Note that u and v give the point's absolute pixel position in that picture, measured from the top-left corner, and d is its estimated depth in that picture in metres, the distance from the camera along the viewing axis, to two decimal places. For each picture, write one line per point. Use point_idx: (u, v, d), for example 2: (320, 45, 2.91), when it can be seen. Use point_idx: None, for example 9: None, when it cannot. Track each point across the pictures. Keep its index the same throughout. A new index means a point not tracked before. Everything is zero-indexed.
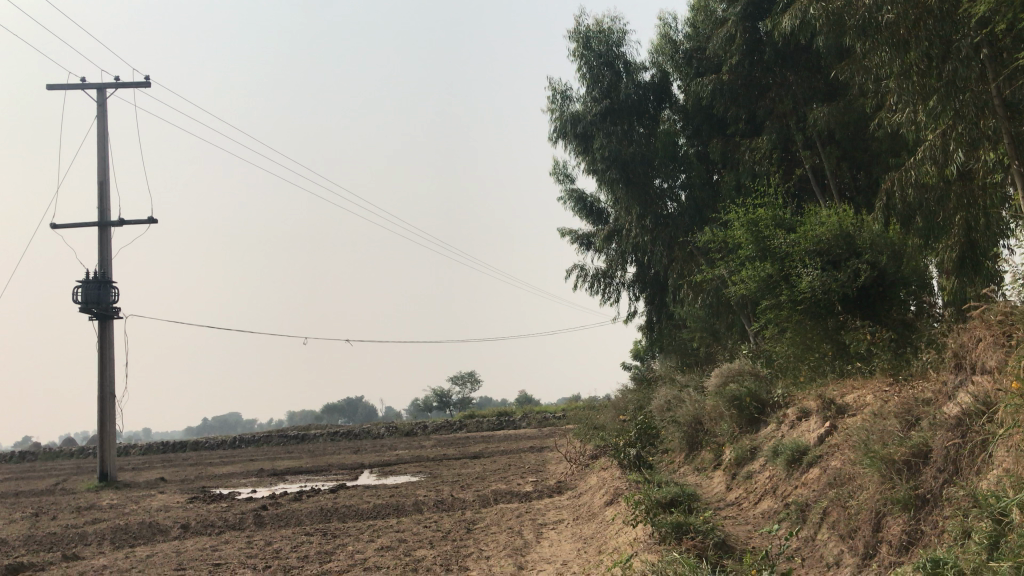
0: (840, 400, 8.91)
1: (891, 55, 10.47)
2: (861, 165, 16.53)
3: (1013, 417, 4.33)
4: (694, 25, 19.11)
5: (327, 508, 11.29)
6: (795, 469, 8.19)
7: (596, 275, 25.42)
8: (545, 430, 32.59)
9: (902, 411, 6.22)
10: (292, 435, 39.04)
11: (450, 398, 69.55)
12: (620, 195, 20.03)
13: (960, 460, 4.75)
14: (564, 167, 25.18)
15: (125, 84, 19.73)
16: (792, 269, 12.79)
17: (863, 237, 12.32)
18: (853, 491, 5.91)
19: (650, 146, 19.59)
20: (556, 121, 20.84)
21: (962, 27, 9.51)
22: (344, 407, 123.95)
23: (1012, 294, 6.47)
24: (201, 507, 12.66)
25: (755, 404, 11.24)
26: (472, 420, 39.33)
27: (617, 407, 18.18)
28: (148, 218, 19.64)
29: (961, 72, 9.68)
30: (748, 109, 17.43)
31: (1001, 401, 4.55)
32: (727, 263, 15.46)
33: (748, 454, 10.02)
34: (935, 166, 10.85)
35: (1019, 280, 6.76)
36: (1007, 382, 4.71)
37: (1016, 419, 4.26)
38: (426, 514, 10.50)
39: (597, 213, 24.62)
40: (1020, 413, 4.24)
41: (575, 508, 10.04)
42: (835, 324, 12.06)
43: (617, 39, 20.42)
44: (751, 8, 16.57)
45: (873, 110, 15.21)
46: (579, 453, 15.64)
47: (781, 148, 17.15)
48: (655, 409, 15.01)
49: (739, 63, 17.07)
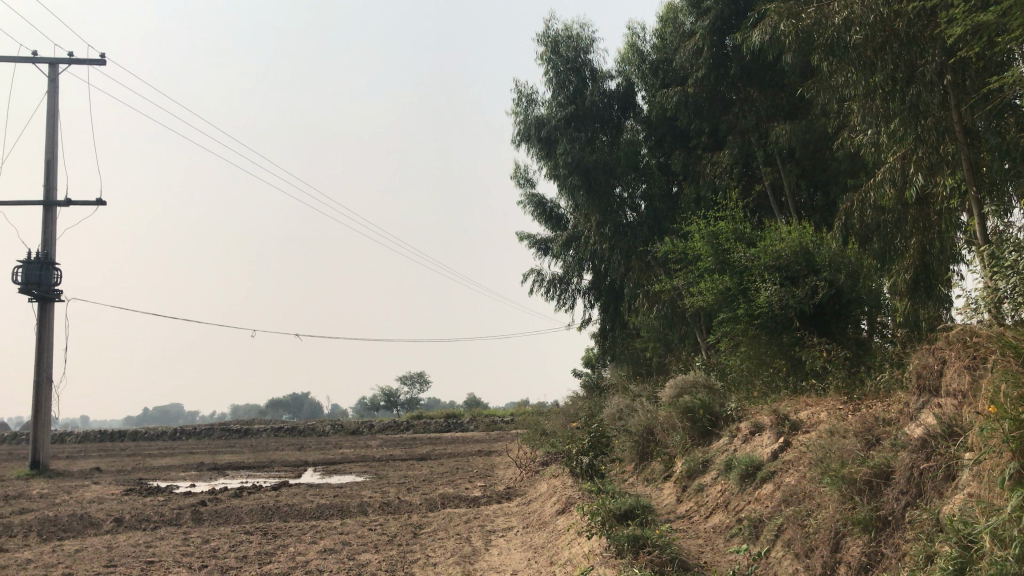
0: (794, 416, 8.88)
1: (857, 76, 10.52)
2: (820, 184, 16.71)
3: (984, 441, 4.27)
4: (662, 36, 19.15)
5: (268, 506, 10.93)
6: (747, 484, 8.11)
7: (552, 281, 25.32)
8: (492, 434, 32.42)
9: (862, 430, 6.16)
10: (234, 429, 38.25)
11: (398, 397, 68.97)
12: (580, 202, 19.82)
13: (924, 483, 4.68)
14: (525, 171, 25.05)
15: (79, 60, 19.08)
16: (750, 284, 12.79)
17: (822, 254, 12.37)
18: (810, 509, 5.82)
19: (612, 154, 19.53)
20: (520, 124, 20.65)
21: (928, 52, 9.56)
22: (290, 404, 122.28)
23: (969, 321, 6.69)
24: (136, 500, 12.20)
25: (709, 416, 11.20)
26: (419, 420, 38.95)
27: (568, 414, 18.06)
28: (95, 200, 18.98)
29: (923, 96, 9.73)
30: (711, 123, 17.48)
31: (971, 426, 4.49)
32: (685, 275, 15.44)
33: (701, 467, 9.94)
34: (894, 189, 10.93)
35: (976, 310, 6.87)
36: (977, 407, 4.64)
37: (986, 444, 4.20)
38: (371, 516, 10.23)
39: (556, 219, 24.53)
40: (991, 438, 4.17)
41: (524, 515, 9.88)
42: (790, 340, 12.10)
43: (585, 46, 20.36)
44: (719, 23, 16.60)
45: (835, 130, 15.34)
46: (529, 459, 15.49)
47: (742, 163, 17.25)
48: (607, 418, 14.89)
49: (705, 77, 17.07)
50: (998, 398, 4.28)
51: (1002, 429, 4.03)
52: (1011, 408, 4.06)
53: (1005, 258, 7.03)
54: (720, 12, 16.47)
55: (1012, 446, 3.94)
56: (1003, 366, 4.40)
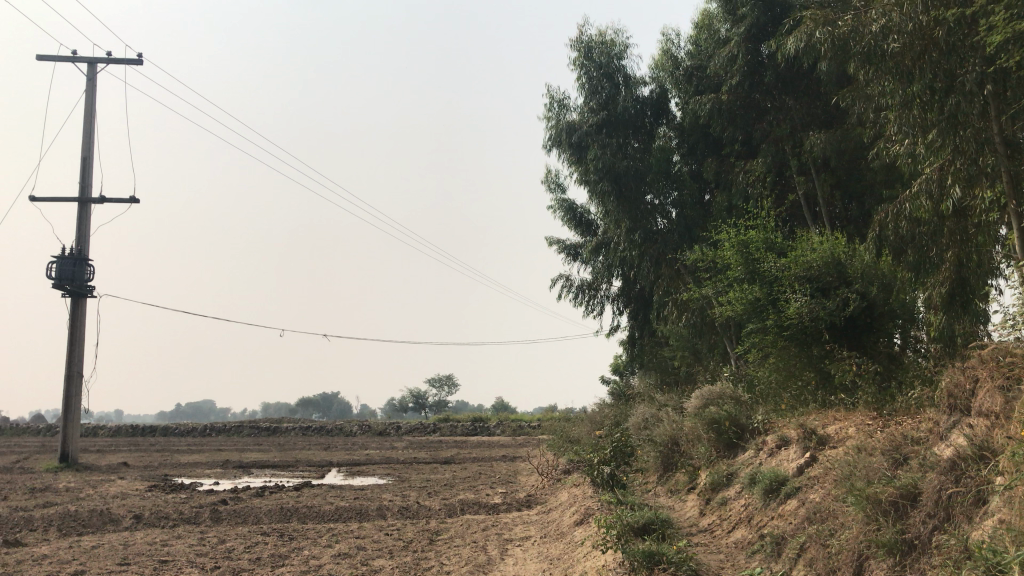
0: (821, 431, 8.67)
1: (894, 86, 10.30)
2: (854, 195, 16.42)
3: (1018, 465, 4.09)
4: (697, 43, 18.97)
5: (288, 507, 10.92)
6: (771, 500, 7.93)
7: (581, 286, 25.17)
8: (518, 439, 32.33)
9: (890, 448, 5.97)
10: (263, 427, 38.51)
11: (426, 399, 69.07)
12: (610, 208, 19.60)
13: (952, 506, 4.50)
14: (556, 176, 24.93)
15: (116, 60, 19.33)
16: (780, 294, 12.56)
17: (854, 266, 12.12)
18: (833, 528, 5.65)
19: (644, 160, 19.34)
20: (551, 129, 20.51)
21: (968, 61, 9.32)
22: (319, 403, 123.17)
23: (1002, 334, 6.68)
24: (159, 497, 12.27)
25: (734, 428, 10.99)
26: (446, 423, 38.94)
27: (593, 421, 17.91)
28: (129, 197, 19.18)
29: (962, 107, 9.48)
30: (745, 131, 17.26)
31: (1006, 449, 4.30)
32: (714, 284, 15.22)
33: (724, 479, 9.75)
34: (930, 201, 10.66)
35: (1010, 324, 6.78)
36: (1011, 431, 4.45)
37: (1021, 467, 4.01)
38: (390, 521, 10.18)
39: (586, 224, 24.39)
40: None
41: (543, 525, 9.75)
42: (820, 353, 11.87)
43: (619, 52, 20.19)
44: (754, 30, 16.37)
45: (871, 141, 15.07)
46: (551, 466, 15.37)
47: (775, 172, 17.01)
48: (632, 427, 14.71)
49: (739, 84, 16.86)
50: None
51: None
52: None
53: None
54: (756, 19, 16.25)
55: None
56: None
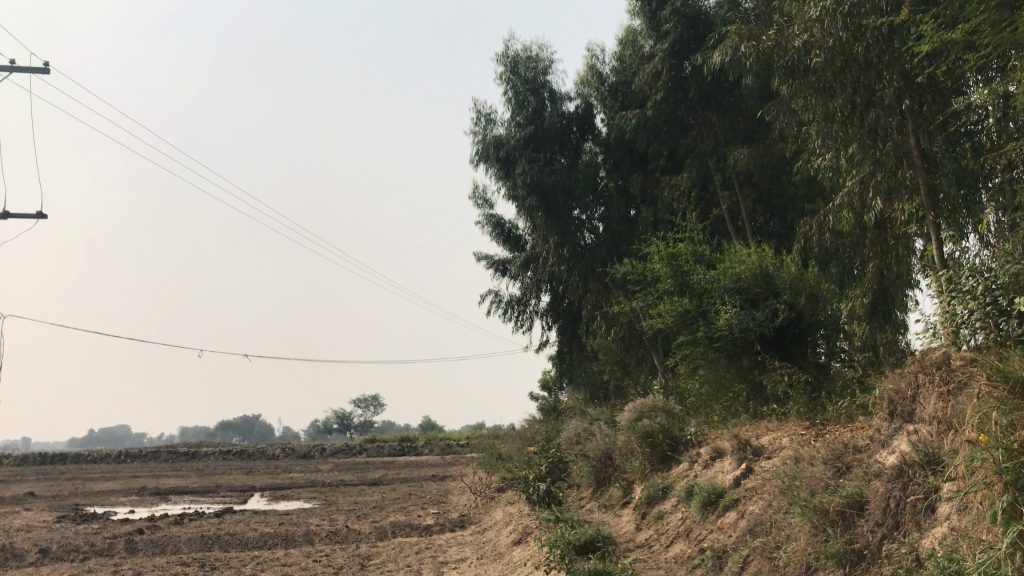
0: (755, 441, 8.64)
1: (816, 100, 10.45)
2: (776, 210, 16.73)
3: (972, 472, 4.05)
4: (621, 59, 19.11)
5: (208, 534, 10.36)
6: (709, 513, 7.82)
7: (510, 302, 24.99)
8: (447, 458, 31.90)
9: (831, 457, 5.91)
10: (182, 452, 37.12)
11: (351, 420, 67.84)
12: (538, 223, 19.48)
13: (902, 514, 4.44)
14: (483, 192, 24.77)
15: (20, 68, 18.35)
16: (709, 306, 12.59)
17: (782, 277, 12.22)
18: (779, 541, 5.54)
19: (571, 175, 19.28)
20: (478, 144, 20.19)
21: (886, 76, 9.51)
22: (241, 426, 119.96)
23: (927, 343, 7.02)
24: (67, 529, 11.52)
25: (668, 441, 10.92)
26: (373, 444, 38.21)
27: (525, 437, 17.68)
28: (36, 213, 18.21)
29: (883, 120, 9.64)
30: (670, 146, 17.45)
31: (958, 456, 4.25)
32: (643, 296, 15.21)
33: (660, 493, 9.63)
34: (853, 213, 10.79)
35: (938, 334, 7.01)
36: (960, 440, 4.41)
37: (975, 473, 3.95)
38: (318, 546, 9.75)
39: (514, 240, 24.29)
40: (978, 469, 3.93)
41: (478, 545, 9.47)
42: (750, 364, 11.95)
43: (544, 68, 20.06)
44: (678, 46, 16.53)
45: (793, 155, 15.39)
46: (484, 484, 15.10)
47: (699, 187, 17.20)
48: (564, 442, 14.54)
49: (664, 100, 16.96)
50: (987, 428, 4.04)
51: (993, 459, 3.79)
52: (1002, 436, 3.84)
53: (962, 283, 7.15)
54: (679, 36, 16.41)
55: (1003, 477, 3.70)
56: (989, 393, 4.19)
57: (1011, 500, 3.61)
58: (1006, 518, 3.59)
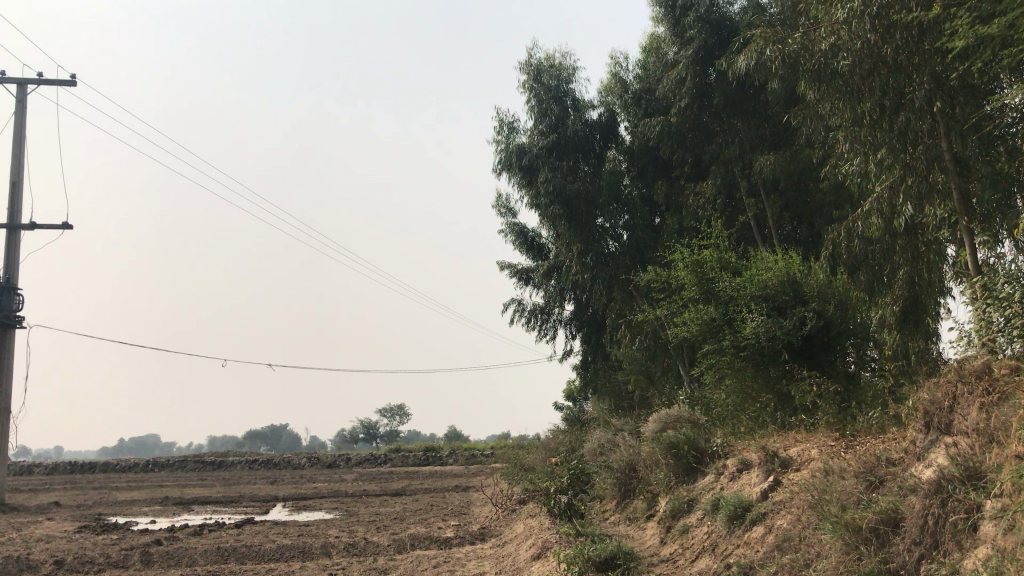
0: (783, 453, 8.37)
1: (843, 105, 10.18)
2: (803, 217, 16.41)
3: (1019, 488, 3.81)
4: (645, 67, 18.92)
5: (225, 546, 10.24)
6: (736, 527, 7.56)
7: (534, 311, 24.79)
8: (472, 468, 31.70)
9: (864, 470, 5.63)
10: (208, 461, 37.25)
11: (377, 429, 67.90)
12: (561, 231, 19.20)
13: (941, 532, 4.19)
14: (506, 200, 24.63)
15: (48, 80, 18.50)
16: (735, 314, 12.30)
17: (810, 285, 11.91)
18: (810, 558, 5.29)
19: (594, 183, 19.04)
20: (500, 152, 19.97)
21: (916, 78, 9.22)
22: (268, 436, 120.72)
23: (960, 352, 6.80)
24: (87, 539, 11.46)
25: (693, 452, 10.67)
26: (398, 454, 38.11)
27: (548, 448, 17.43)
28: (62, 223, 18.31)
29: (913, 123, 9.34)
30: (694, 153, 17.20)
31: (1006, 471, 4.00)
32: (667, 305, 14.93)
33: (685, 506, 9.36)
34: (882, 219, 10.53)
35: (974, 344, 6.77)
36: (1007, 454, 4.15)
37: None
38: (335, 559, 9.59)
39: (537, 248, 24.12)
40: None
41: (498, 559, 9.27)
42: (777, 373, 11.69)
43: (567, 76, 19.85)
44: (702, 52, 16.30)
45: (820, 161, 15.09)
46: (505, 496, 14.89)
47: (724, 194, 16.95)
48: (587, 453, 14.28)
49: (688, 107, 16.73)
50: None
51: None
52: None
53: (997, 290, 6.87)
54: (704, 42, 16.18)
55: None
56: None
57: None
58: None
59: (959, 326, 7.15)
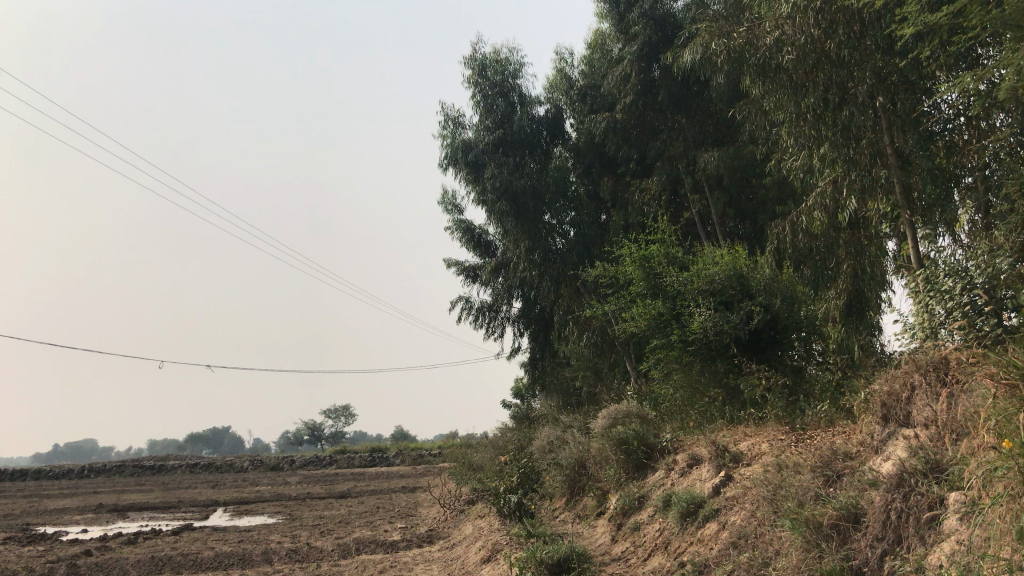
0: (734, 448, 8.27)
1: (787, 99, 10.01)
2: (746, 213, 16.46)
3: (987, 481, 3.69)
4: (591, 63, 18.83)
5: (160, 556, 9.79)
6: (688, 524, 7.42)
7: (481, 308, 24.54)
8: (419, 468, 31.35)
9: (820, 464, 5.52)
10: (147, 466, 36.20)
11: (322, 430, 66.95)
12: (508, 228, 18.95)
13: (904, 527, 4.10)
14: (453, 197, 24.32)
15: None
16: (683, 309, 12.22)
17: (756, 279, 11.87)
18: (768, 556, 5.16)
19: (541, 180, 18.86)
20: (445, 148, 19.58)
21: (858, 74, 9.16)
22: (210, 439, 118.39)
23: (904, 347, 6.73)
24: (12, 552, 10.87)
25: (643, 448, 10.54)
26: (345, 455, 37.48)
27: (496, 446, 17.21)
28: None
29: (856, 118, 9.27)
30: (639, 149, 17.14)
31: (973, 462, 3.90)
32: (615, 300, 14.80)
33: (635, 503, 9.23)
34: (825, 213, 10.49)
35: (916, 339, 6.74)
36: (973, 443, 4.05)
37: (993, 483, 3.62)
38: (276, 566, 9.23)
39: (485, 245, 23.86)
40: (1001, 477, 3.57)
41: (445, 562, 9.03)
42: (725, 367, 11.64)
43: (513, 71, 19.57)
44: (647, 48, 16.23)
45: (763, 157, 15.15)
46: (453, 496, 14.61)
47: (669, 190, 16.95)
48: (537, 450, 14.12)
49: (633, 103, 16.66)
50: (1009, 432, 3.65)
51: (1019, 468, 3.45)
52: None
53: (939, 283, 6.82)
54: (648, 38, 16.10)
55: None
56: (1010, 393, 3.83)
57: None
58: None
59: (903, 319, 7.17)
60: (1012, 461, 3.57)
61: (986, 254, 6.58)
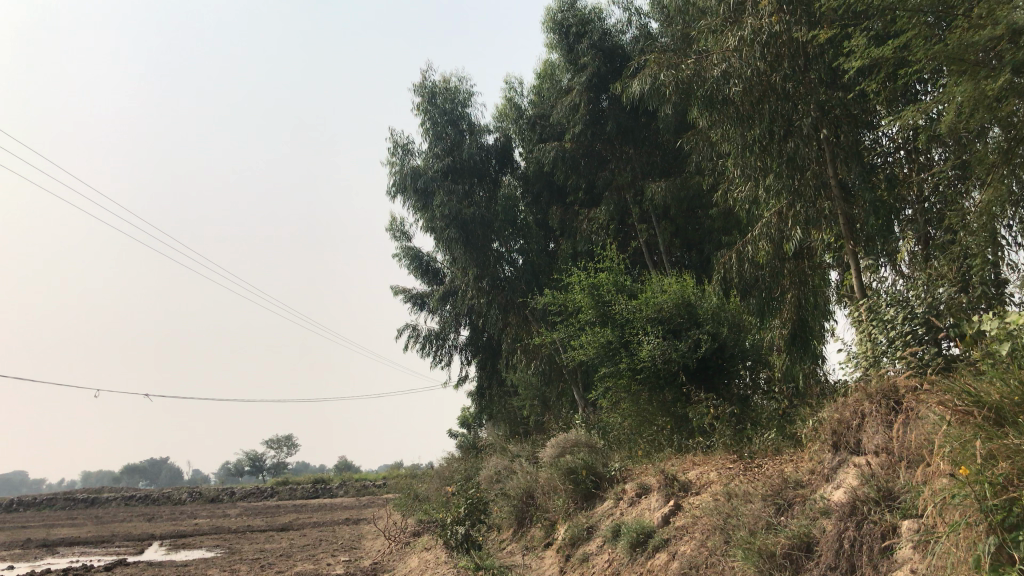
0: (682, 476, 8.23)
1: (733, 130, 9.90)
2: (692, 244, 16.65)
3: (941, 509, 3.69)
4: (540, 93, 18.95)
5: None
6: (638, 554, 7.32)
7: (428, 336, 24.32)
8: (364, 500, 30.83)
9: (771, 493, 5.48)
10: (80, 498, 34.91)
11: (264, 461, 65.48)
12: (456, 256, 18.77)
13: (858, 555, 4.09)
14: (401, 224, 24.16)
15: None
16: (632, 337, 12.19)
17: (704, 307, 11.97)
18: None
19: (490, 209, 18.82)
20: (394, 175, 19.36)
21: (802, 107, 9.26)
22: (146, 470, 114.93)
23: (847, 376, 6.76)
24: None
25: (592, 478, 10.46)
26: (287, 486, 36.66)
27: (442, 476, 16.95)
28: None
29: (801, 150, 9.34)
30: (588, 179, 17.28)
31: (925, 489, 3.91)
32: (563, 327, 14.77)
33: (584, 533, 9.11)
34: (771, 243, 10.58)
35: (858, 367, 6.85)
36: (926, 469, 4.06)
37: (947, 511, 3.63)
38: None
39: (433, 273, 23.71)
40: (956, 506, 3.57)
41: None
42: (673, 397, 11.64)
43: (463, 100, 19.53)
44: (595, 79, 16.37)
45: (709, 188, 15.34)
46: (398, 528, 14.30)
47: (617, 220, 17.06)
48: (484, 480, 13.96)
49: (582, 133, 16.76)
50: (965, 460, 3.65)
51: (975, 497, 3.45)
52: (983, 469, 3.50)
53: (882, 312, 6.88)
54: (597, 69, 16.27)
55: (985, 514, 3.36)
56: (964, 420, 3.84)
57: (999, 543, 3.25)
58: (994, 563, 3.25)
59: (845, 346, 7.29)
60: (965, 490, 3.55)
61: (925, 285, 6.70)
